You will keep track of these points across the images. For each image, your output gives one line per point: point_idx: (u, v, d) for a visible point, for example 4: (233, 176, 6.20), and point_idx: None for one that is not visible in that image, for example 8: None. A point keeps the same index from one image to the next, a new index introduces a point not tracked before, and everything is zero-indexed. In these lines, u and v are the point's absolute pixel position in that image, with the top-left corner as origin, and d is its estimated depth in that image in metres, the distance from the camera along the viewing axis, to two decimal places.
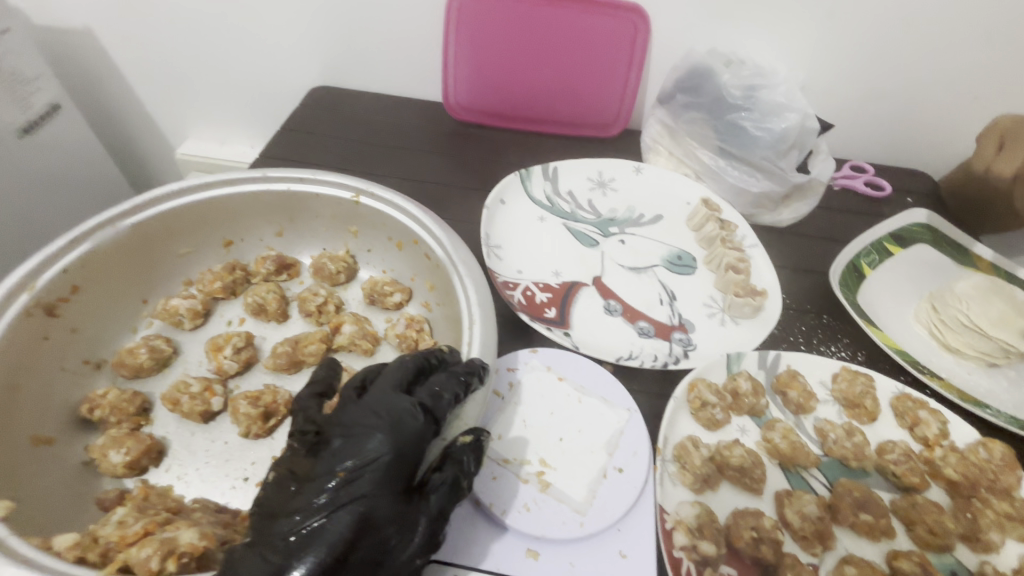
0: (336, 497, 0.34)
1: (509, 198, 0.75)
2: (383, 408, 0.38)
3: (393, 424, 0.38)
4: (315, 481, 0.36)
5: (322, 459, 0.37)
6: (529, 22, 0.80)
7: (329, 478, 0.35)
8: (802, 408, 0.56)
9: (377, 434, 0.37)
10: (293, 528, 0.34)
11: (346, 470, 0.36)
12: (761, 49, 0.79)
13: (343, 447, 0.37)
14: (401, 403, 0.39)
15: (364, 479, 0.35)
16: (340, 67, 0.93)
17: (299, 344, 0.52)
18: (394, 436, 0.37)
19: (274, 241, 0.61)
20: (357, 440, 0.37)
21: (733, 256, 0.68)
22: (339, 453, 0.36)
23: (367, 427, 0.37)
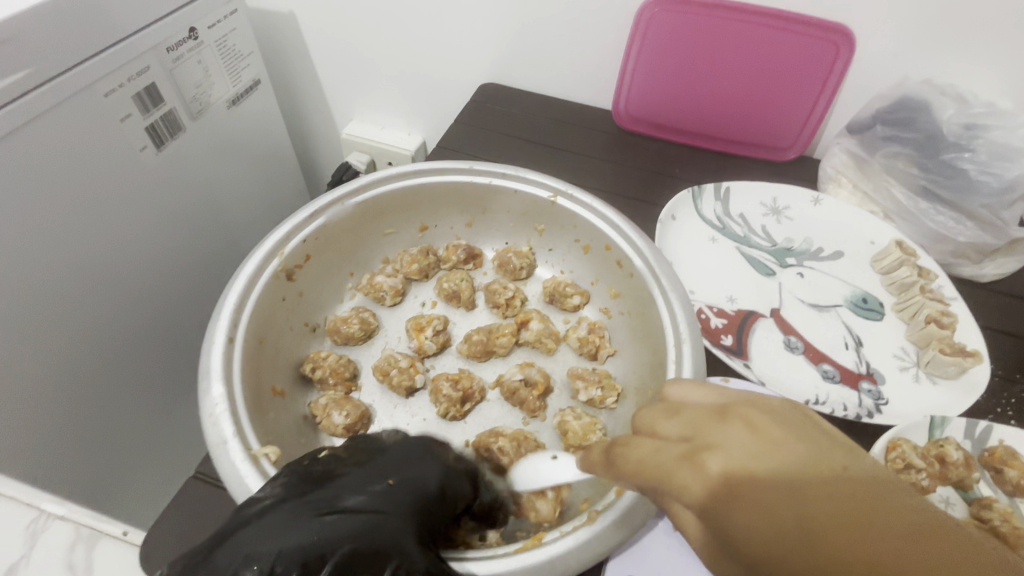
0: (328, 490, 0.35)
1: (680, 215, 0.73)
2: (412, 468, 0.39)
3: (412, 475, 0.39)
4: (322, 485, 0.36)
5: (338, 477, 0.37)
6: (718, 37, 0.77)
7: (342, 494, 0.35)
8: (1021, 490, 0.50)
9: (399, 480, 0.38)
10: (301, 518, 0.33)
11: (369, 499, 0.36)
12: (981, 84, 0.71)
13: (360, 479, 0.37)
14: (428, 466, 0.40)
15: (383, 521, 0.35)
16: (510, 67, 0.95)
17: (492, 335, 0.54)
18: (416, 493, 0.38)
19: (463, 230, 0.64)
20: (383, 479, 0.37)
21: (936, 309, 0.62)
22: (352, 479, 0.37)
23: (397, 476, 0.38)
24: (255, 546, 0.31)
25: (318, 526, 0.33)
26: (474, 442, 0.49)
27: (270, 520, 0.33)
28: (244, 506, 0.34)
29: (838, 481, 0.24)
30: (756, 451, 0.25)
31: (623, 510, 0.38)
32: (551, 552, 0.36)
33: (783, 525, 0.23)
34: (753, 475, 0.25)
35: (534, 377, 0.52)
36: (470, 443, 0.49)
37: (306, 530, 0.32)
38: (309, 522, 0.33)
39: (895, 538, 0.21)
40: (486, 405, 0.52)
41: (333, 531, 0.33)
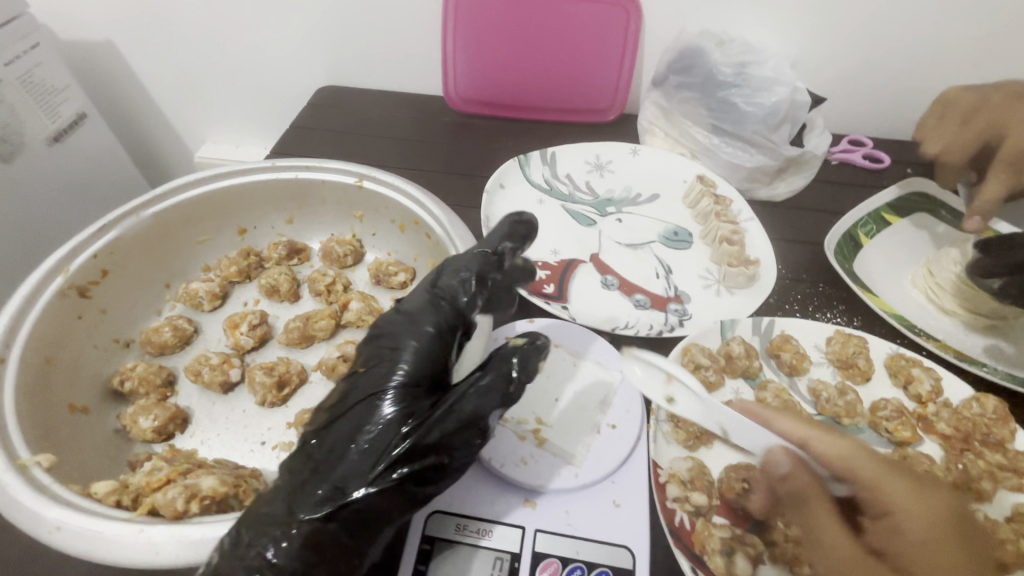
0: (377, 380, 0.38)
1: (509, 182, 0.78)
2: (410, 317, 0.42)
3: (425, 323, 0.41)
4: (357, 383, 0.39)
5: (353, 373, 0.40)
6: (521, 14, 0.83)
7: (363, 380, 0.39)
8: (795, 369, 0.57)
9: (413, 334, 0.40)
10: (356, 412, 0.37)
11: (394, 365, 0.39)
12: (749, 28, 0.80)
13: (377, 358, 0.40)
14: (420, 307, 0.42)
15: (427, 365, 0.39)
16: (344, 68, 0.97)
17: (310, 321, 0.56)
18: (438, 333, 0.41)
19: (285, 228, 0.65)
20: (387, 346, 0.40)
21: (728, 229, 0.70)
22: (377, 360, 0.40)
23: (387, 344, 0.40)
24: (356, 469, 0.35)
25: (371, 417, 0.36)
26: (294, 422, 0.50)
27: (329, 440, 0.36)
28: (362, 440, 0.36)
29: (932, 518, 0.37)
30: (847, 467, 0.40)
31: None
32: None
33: (903, 551, 0.37)
34: (893, 517, 0.38)
35: (352, 352, 0.54)
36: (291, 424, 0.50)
37: (381, 420, 0.36)
38: (370, 413, 0.37)
39: (926, 552, 0.36)
40: (309, 387, 0.53)
41: (401, 403, 0.37)
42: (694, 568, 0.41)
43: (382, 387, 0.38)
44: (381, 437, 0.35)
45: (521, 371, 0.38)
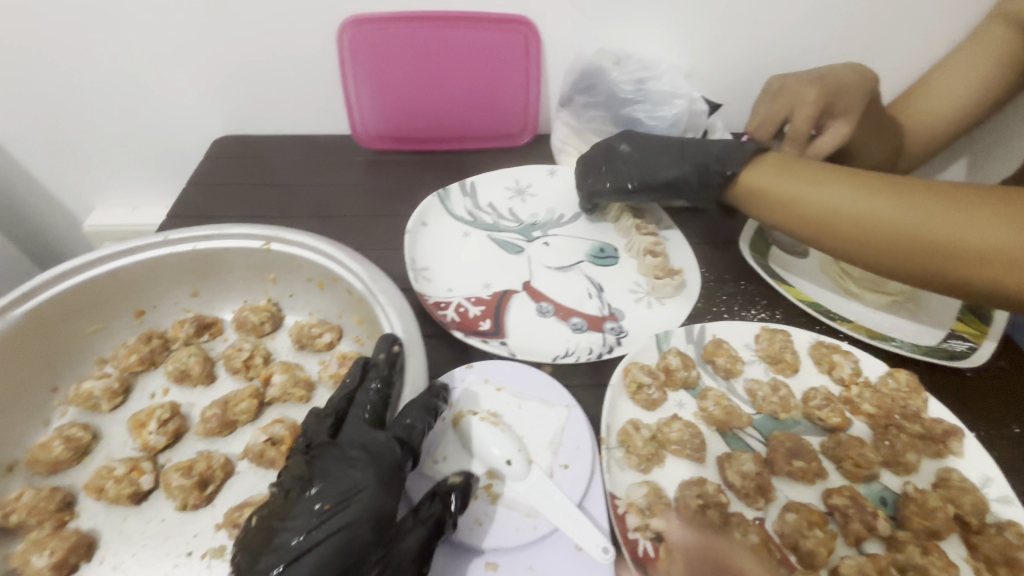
0: (333, 506, 0.39)
1: (431, 219, 0.75)
2: (358, 449, 0.42)
3: (384, 457, 0.42)
4: (308, 514, 0.38)
5: (288, 502, 0.39)
6: (418, 46, 0.81)
7: (301, 513, 0.38)
8: (730, 372, 0.58)
9: (365, 467, 0.41)
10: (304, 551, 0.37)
11: (333, 503, 0.39)
12: (643, 44, 0.84)
13: (328, 486, 0.40)
14: (378, 438, 0.43)
15: (379, 505, 0.40)
16: (242, 116, 0.91)
17: (229, 405, 0.51)
18: (392, 469, 0.42)
19: (190, 302, 0.59)
20: (338, 481, 0.40)
21: (649, 241, 0.71)
22: (316, 492, 0.39)
23: (338, 476, 0.40)
24: None
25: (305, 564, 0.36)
26: (223, 522, 0.45)
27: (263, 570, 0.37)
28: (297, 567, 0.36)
29: None
30: None
31: None
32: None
33: None
34: None
35: (281, 432, 0.50)
36: (218, 526, 0.45)
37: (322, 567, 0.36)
38: (311, 558, 0.37)
39: None
40: (237, 479, 0.48)
41: (348, 546, 0.38)
42: None
43: (326, 530, 0.38)
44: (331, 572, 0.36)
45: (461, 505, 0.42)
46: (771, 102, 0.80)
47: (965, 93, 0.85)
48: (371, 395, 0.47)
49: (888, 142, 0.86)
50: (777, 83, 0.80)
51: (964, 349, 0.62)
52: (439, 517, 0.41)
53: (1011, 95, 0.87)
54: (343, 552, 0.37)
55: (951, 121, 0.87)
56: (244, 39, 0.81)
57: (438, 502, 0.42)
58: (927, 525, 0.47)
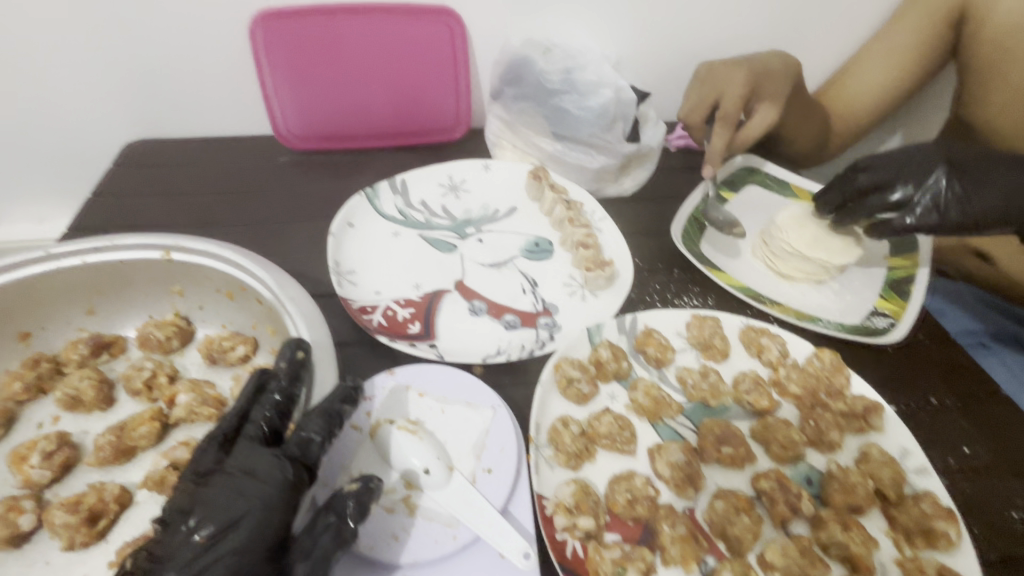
0: (211, 536, 0.35)
1: (359, 220, 0.72)
2: (245, 471, 0.38)
3: (272, 478, 0.38)
4: (183, 548, 0.35)
5: (169, 533, 0.36)
6: (338, 39, 0.78)
7: (178, 546, 0.35)
8: (661, 361, 0.58)
9: (250, 491, 0.37)
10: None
11: (211, 533, 0.35)
12: (571, 33, 0.82)
13: (207, 513, 0.36)
14: (267, 459, 0.39)
15: (267, 528, 0.36)
16: (154, 118, 0.86)
17: (126, 430, 0.47)
18: (282, 490, 0.38)
19: (87, 320, 0.55)
20: (219, 507, 0.36)
21: (581, 233, 0.70)
22: (196, 520, 0.36)
23: (221, 504, 0.36)
24: None
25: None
26: (118, 558, 0.42)
27: None
28: None
29: None
30: None
31: None
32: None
33: None
34: None
35: (184, 457, 0.46)
36: (114, 563, 0.41)
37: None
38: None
39: None
40: (136, 510, 0.44)
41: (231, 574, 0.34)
42: None
43: (207, 561, 0.34)
44: None
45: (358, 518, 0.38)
46: (701, 88, 0.79)
47: (883, 76, 0.88)
48: (271, 409, 0.43)
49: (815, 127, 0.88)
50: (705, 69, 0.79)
51: (885, 325, 0.64)
52: (336, 531, 0.37)
53: (925, 78, 0.90)
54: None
55: (871, 104, 0.90)
56: (146, 33, 0.76)
57: (333, 515, 0.38)
58: (847, 501, 0.48)
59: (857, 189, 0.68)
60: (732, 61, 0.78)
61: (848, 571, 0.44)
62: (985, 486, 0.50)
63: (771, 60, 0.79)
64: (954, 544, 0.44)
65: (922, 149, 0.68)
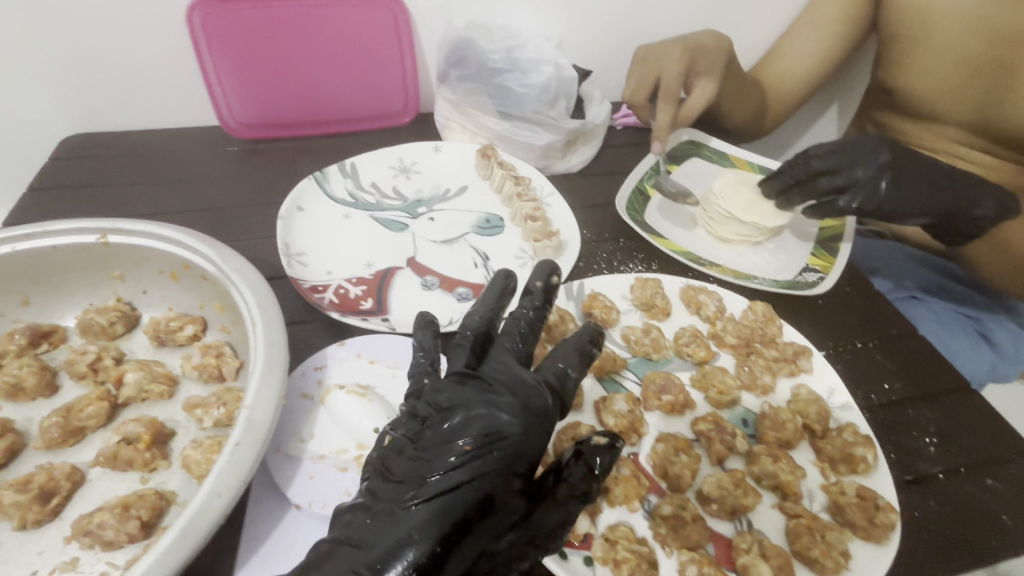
0: (474, 448, 0.39)
1: (308, 203, 0.73)
2: (505, 387, 0.42)
3: (532, 401, 0.41)
4: (445, 454, 0.39)
5: (431, 433, 0.40)
6: (279, 24, 0.77)
7: (441, 450, 0.39)
8: (607, 322, 0.60)
9: (511, 411, 0.40)
10: (438, 496, 0.37)
11: (475, 445, 0.39)
12: (513, 15, 0.84)
13: (468, 425, 0.40)
14: (527, 382, 0.42)
15: (528, 448, 0.40)
16: (91, 111, 0.83)
17: (73, 411, 0.47)
18: (542, 413, 0.41)
19: (22, 312, 0.54)
20: (479, 420, 0.40)
21: (529, 207, 0.72)
22: (457, 427, 0.40)
23: (479, 416, 0.40)
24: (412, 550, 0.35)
25: (444, 504, 0.37)
26: (72, 534, 0.41)
27: (377, 517, 0.37)
28: (412, 513, 0.37)
29: None
30: None
31: (224, 462, 0.37)
32: (189, 513, 0.35)
33: None
34: None
35: (136, 431, 0.46)
36: (67, 539, 0.41)
37: (465, 506, 0.37)
38: (437, 500, 0.37)
39: None
40: (89, 487, 0.44)
41: (484, 493, 0.38)
42: None
43: (465, 473, 0.38)
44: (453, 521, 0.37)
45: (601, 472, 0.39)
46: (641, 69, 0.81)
47: (809, 50, 0.93)
48: (530, 325, 0.47)
49: (752, 100, 0.92)
50: (643, 50, 0.82)
51: (815, 279, 0.68)
52: (586, 484, 0.39)
53: (848, 51, 0.95)
54: (487, 495, 0.38)
55: (803, 78, 0.95)
56: (73, 22, 0.73)
57: (583, 466, 0.39)
58: (779, 437, 0.51)
59: (808, 175, 0.69)
60: (672, 43, 0.81)
61: (779, 498, 0.48)
62: (901, 415, 0.54)
63: (704, 39, 0.82)
64: (871, 467, 0.48)
65: (870, 137, 0.70)
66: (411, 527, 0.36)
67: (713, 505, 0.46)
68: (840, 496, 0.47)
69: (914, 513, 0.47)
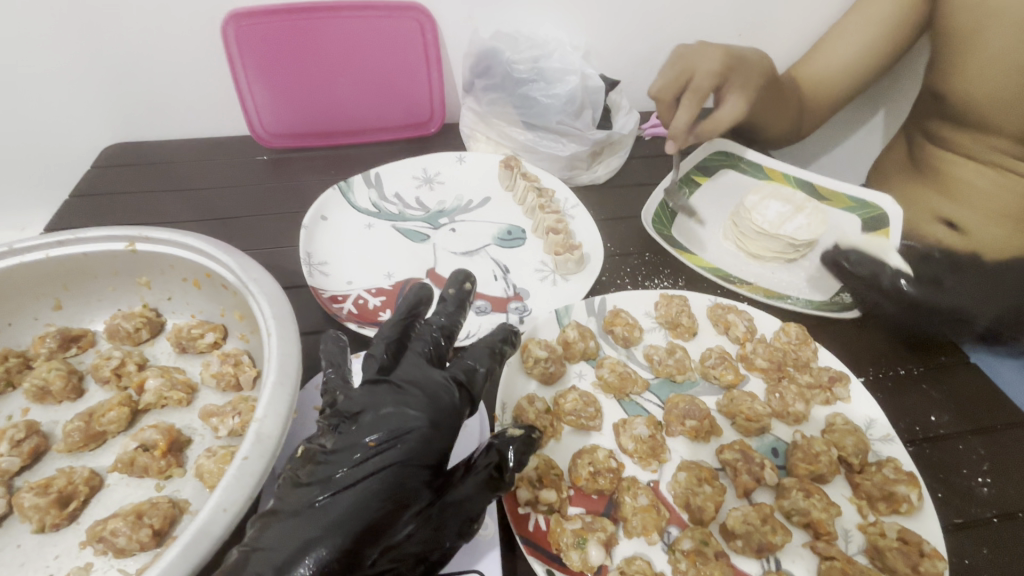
0: (378, 445, 0.38)
1: (332, 213, 0.73)
2: (414, 386, 0.41)
3: (440, 398, 0.41)
4: (352, 453, 0.38)
5: (340, 436, 0.39)
6: (308, 36, 0.78)
7: (349, 448, 0.38)
8: (629, 340, 0.58)
9: (419, 407, 0.40)
10: (344, 494, 0.37)
11: (381, 440, 0.38)
12: (539, 24, 0.83)
13: (374, 424, 0.39)
14: (436, 379, 0.42)
15: (434, 440, 0.40)
16: (130, 121, 0.86)
17: (95, 416, 0.48)
18: (456, 408, 0.42)
19: (55, 315, 0.56)
20: (388, 417, 0.39)
21: (552, 219, 0.71)
22: (366, 427, 0.39)
23: (385, 415, 0.40)
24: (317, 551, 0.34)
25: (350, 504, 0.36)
26: (87, 539, 0.42)
27: (281, 519, 0.36)
28: (316, 511, 0.36)
29: None
30: None
31: (232, 478, 0.36)
32: (195, 527, 0.34)
33: None
34: None
35: (152, 438, 0.46)
36: (83, 543, 0.42)
37: (370, 504, 0.36)
38: (344, 497, 0.36)
39: None
40: (106, 492, 0.45)
41: (392, 486, 0.37)
42: (549, 569, 0.40)
43: (371, 468, 0.37)
44: (357, 519, 0.36)
45: (516, 461, 0.40)
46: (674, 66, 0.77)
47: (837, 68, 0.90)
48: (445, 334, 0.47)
49: (790, 109, 0.88)
50: (678, 53, 0.79)
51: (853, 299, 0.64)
52: (495, 469, 0.39)
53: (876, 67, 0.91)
54: (393, 488, 0.37)
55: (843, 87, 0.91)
56: (113, 34, 0.76)
57: (494, 453, 0.40)
58: (812, 469, 0.48)
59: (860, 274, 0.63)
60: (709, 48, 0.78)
61: (811, 537, 0.45)
62: (949, 452, 0.50)
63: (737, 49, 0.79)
64: (915, 508, 0.45)
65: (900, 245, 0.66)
66: (321, 524, 0.35)
67: (738, 541, 0.43)
68: (880, 538, 0.44)
69: (963, 561, 0.43)
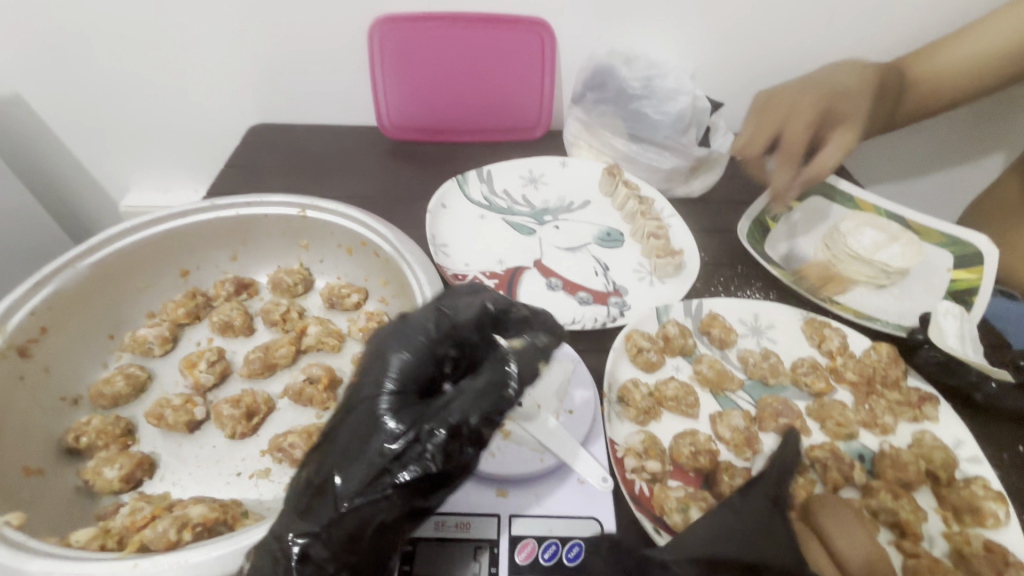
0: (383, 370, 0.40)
1: (450, 202, 0.81)
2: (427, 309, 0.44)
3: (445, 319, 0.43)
4: (360, 385, 0.40)
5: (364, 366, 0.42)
6: (443, 43, 0.87)
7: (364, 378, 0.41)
8: (724, 342, 0.63)
9: (425, 328, 0.42)
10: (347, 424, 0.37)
11: (393, 361, 0.40)
12: (652, 45, 0.89)
13: (379, 350, 0.41)
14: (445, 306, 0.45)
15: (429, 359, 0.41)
16: (274, 105, 0.98)
17: (270, 350, 0.57)
18: (430, 356, 0.41)
19: (230, 265, 0.66)
20: (395, 340, 0.42)
21: (653, 225, 0.76)
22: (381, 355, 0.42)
23: (391, 342, 0.42)
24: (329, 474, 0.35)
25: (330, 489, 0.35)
26: (268, 448, 0.51)
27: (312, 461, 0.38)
28: (329, 442, 0.37)
29: None
30: None
31: None
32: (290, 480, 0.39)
33: None
34: None
35: (317, 373, 0.55)
36: (264, 451, 0.50)
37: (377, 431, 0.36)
38: (347, 426, 0.37)
39: None
40: (278, 414, 0.54)
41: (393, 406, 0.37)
42: (655, 528, 0.46)
43: (376, 391, 0.38)
44: (366, 442, 0.36)
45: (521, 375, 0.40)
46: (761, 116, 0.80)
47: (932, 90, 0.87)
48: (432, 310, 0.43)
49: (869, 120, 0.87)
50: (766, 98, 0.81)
51: None
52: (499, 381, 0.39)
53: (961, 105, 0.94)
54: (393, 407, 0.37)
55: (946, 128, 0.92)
56: (276, 30, 0.87)
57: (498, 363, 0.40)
58: (899, 476, 0.51)
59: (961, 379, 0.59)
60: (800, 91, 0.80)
61: (896, 536, 0.48)
62: None
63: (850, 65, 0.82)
64: (1002, 522, 0.48)
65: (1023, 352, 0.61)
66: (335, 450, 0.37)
67: None
68: (965, 545, 0.47)
69: None
